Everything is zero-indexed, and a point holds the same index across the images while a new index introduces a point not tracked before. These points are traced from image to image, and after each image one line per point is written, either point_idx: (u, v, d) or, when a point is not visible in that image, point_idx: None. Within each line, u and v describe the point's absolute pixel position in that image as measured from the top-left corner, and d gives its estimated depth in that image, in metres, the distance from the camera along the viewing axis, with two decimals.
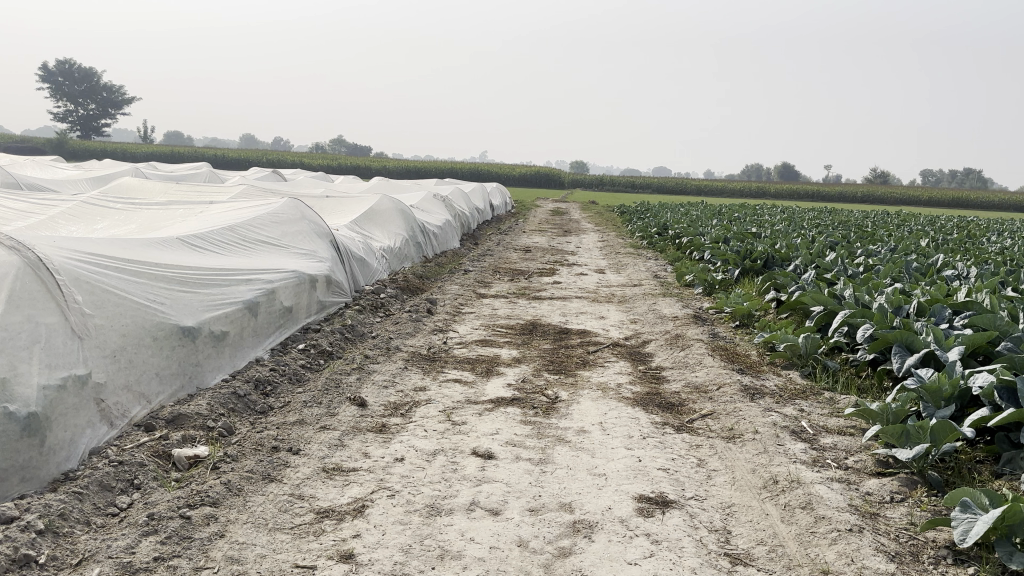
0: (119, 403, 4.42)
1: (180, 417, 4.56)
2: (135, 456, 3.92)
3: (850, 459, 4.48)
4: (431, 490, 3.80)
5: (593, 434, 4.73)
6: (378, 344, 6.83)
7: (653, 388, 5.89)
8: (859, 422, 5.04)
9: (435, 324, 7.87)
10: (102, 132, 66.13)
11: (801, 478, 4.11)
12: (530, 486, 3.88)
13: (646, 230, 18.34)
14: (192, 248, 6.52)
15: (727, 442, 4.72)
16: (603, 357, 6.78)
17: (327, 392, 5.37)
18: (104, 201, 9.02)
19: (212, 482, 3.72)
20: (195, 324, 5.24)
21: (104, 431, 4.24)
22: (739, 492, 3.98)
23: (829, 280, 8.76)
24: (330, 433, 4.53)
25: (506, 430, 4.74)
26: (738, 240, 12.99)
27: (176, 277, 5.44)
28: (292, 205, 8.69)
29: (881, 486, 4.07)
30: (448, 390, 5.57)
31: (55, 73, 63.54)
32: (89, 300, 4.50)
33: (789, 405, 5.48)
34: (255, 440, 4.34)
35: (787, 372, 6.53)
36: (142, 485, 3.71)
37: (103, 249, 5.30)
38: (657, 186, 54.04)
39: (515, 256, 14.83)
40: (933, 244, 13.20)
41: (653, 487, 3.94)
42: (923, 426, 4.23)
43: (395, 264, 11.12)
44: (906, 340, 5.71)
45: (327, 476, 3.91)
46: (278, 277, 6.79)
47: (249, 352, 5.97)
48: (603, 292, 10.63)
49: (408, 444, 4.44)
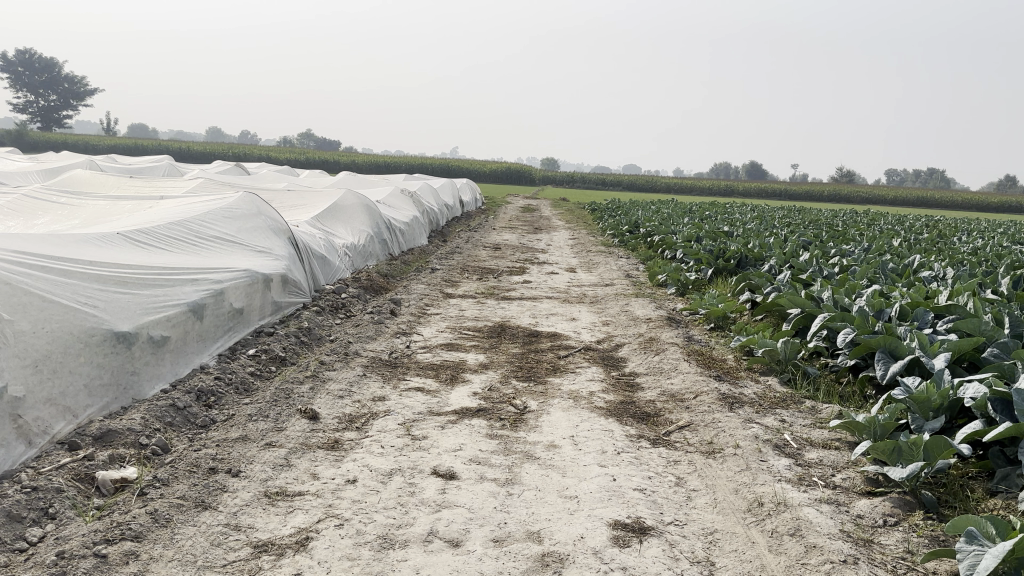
0: (39, 418, 3.98)
1: (109, 433, 4.14)
2: (52, 481, 3.49)
3: (838, 476, 4.19)
4: (385, 518, 3.43)
5: (563, 449, 4.39)
6: (337, 349, 6.42)
7: (627, 397, 5.56)
8: (844, 435, 4.76)
9: (399, 326, 7.47)
10: (63, 125, 64.48)
11: (788, 499, 3.81)
12: (494, 512, 3.53)
13: (617, 227, 18.04)
14: (135, 245, 6.07)
15: (706, 458, 4.40)
16: (575, 362, 6.44)
17: (276, 404, 4.95)
18: (47, 195, 8.48)
19: (137, 512, 3.31)
20: (132, 328, 4.81)
21: (21, 450, 3.81)
22: (721, 516, 3.66)
23: (805, 280, 8.52)
24: (276, 451, 4.13)
25: (470, 445, 4.37)
26: (711, 238, 12.75)
27: (112, 276, 4.99)
28: (248, 200, 8.25)
29: (872, 507, 3.78)
30: (410, 400, 5.19)
31: (14, 63, 61.78)
32: (7, 304, 4.05)
33: (770, 415, 5.19)
34: (191, 460, 3.92)
35: (765, 378, 6.24)
36: (57, 515, 3.29)
37: (30, 247, 4.84)
38: (627, 183, 54.10)
39: (484, 253, 14.46)
40: (905, 244, 13.09)
41: (628, 511, 3.61)
42: (916, 442, 3.95)
43: (358, 262, 10.69)
44: (889, 346, 5.44)
45: (268, 503, 3.52)
46: (228, 275, 6.36)
47: (194, 358, 5.54)
48: (574, 292, 10.30)
49: (362, 462, 4.06)
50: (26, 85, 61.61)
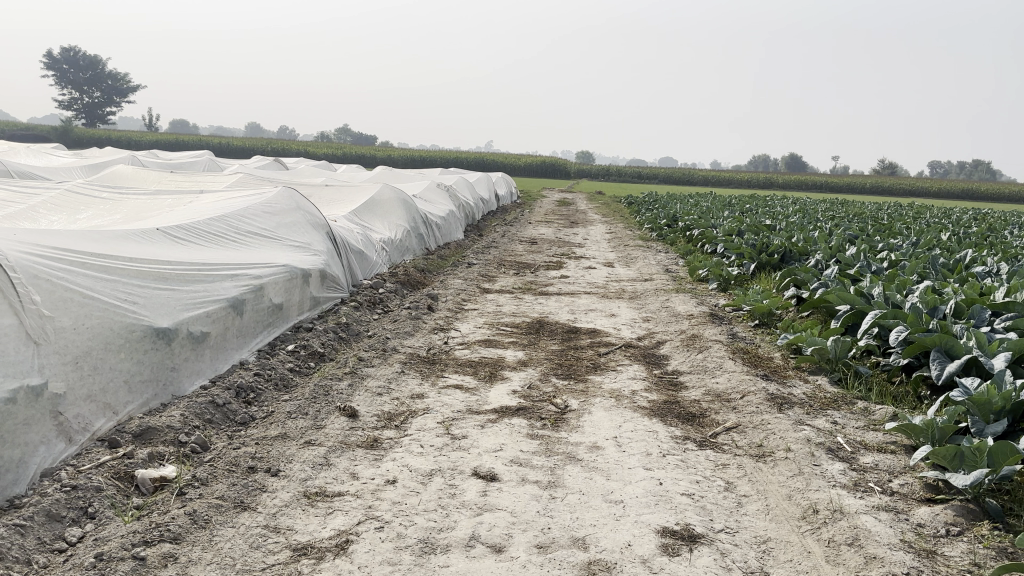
0: (80, 416, 3.97)
1: (149, 431, 4.11)
2: (92, 479, 3.47)
3: (896, 481, 4.01)
4: (425, 521, 3.34)
5: (607, 451, 4.27)
6: (375, 345, 6.37)
7: (670, 396, 5.41)
8: (901, 438, 4.57)
9: (436, 322, 7.40)
10: (106, 120, 65.65)
11: (844, 506, 3.65)
12: (538, 516, 3.42)
13: (655, 221, 17.80)
14: (175, 241, 6.06)
15: (756, 461, 4.25)
16: (616, 360, 6.31)
17: (315, 401, 4.89)
18: (89, 190, 8.55)
19: (176, 513, 3.26)
20: (171, 324, 4.78)
21: (61, 448, 3.79)
22: (774, 524, 3.51)
23: (853, 275, 8.27)
24: (315, 450, 4.07)
25: (511, 446, 4.27)
26: (753, 232, 12.50)
27: (152, 272, 4.97)
28: (286, 195, 8.24)
29: (933, 515, 3.60)
30: (449, 398, 5.10)
31: (59, 60, 62.85)
32: (48, 300, 4.03)
33: (820, 416, 5.01)
34: (230, 459, 3.88)
35: (814, 377, 6.04)
36: (96, 515, 3.25)
37: (70, 243, 4.82)
38: (664, 176, 53.51)
39: (521, 248, 14.34)
40: (955, 237, 12.69)
41: (676, 517, 3.47)
42: (980, 448, 3.75)
43: (395, 256, 10.65)
44: (945, 345, 5.21)
45: (308, 503, 3.46)
46: (268, 271, 6.33)
47: (233, 354, 5.51)
48: (612, 287, 10.15)
49: (402, 462, 3.98)
50: (70, 82, 62.75)
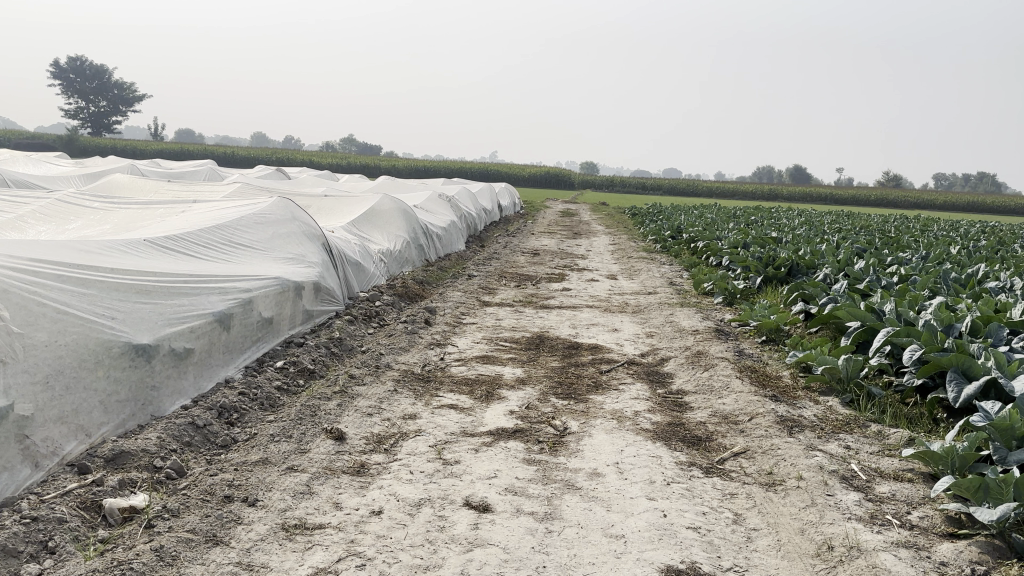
0: (49, 439, 3.73)
1: (122, 455, 3.89)
2: (54, 510, 3.24)
3: (915, 514, 3.76)
4: (411, 558, 3.10)
5: (607, 478, 4.03)
6: (368, 361, 6.14)
7: (675, 418, 5.17)
8: (918, 465, 4.32)
9: (433, 336, 7.17)
10: (110, 129, 65.74)
11: (861, 543, 3.41)
12: (532, 553, 3.18)
13: (659, 233, 17.57)
14: (161, 252, 5.84)
15: (766, 491, 4.00)
16: (618, 378, 6.06)
17: (301, 422, 4.66)
18: (80, 199, 8.36)
19: (141, 548, 3.04)
20: (152, 341, 4.56)
21: (26, 474, 3.57)
22: (786, 562, 3.27)
23: (863, 291, 8.04)
24: (297, 476, 3.84)
25: (506, 473, 4.03)
26: (760, 245, 12.27)
27: (134, 285, 4.75)
28: (281, 205, 8.03)
29: (957, 553, 3.35)
30: (442, 419, 4.87)
31: (65, 69, 62.94)
32: (18, 316, 3.82)
33: (833, 440, 4.77)
34: (206, 487, 3.65)
35: (825, 398, 5.79)
36: (57, 549, 3.02)
37: (48, 255, 4.62)
38: (668, 187, 53.29)
39: (523, 259, 14.12)
40: (965, 251, 12.43)
41: (681, 554, 3.23)
42: (1006, 479, 3.49)
43: (393, 267, 10.43)
44: (962, 365, 4.96)
45: (286, 537, 3.22)
46: (258, 284, 6.11)
47: (218, 371, 5.29)
48: (615, 300, 9.91)
49: (389, 491, 3.74)
50: (76, 91, 62.88)
